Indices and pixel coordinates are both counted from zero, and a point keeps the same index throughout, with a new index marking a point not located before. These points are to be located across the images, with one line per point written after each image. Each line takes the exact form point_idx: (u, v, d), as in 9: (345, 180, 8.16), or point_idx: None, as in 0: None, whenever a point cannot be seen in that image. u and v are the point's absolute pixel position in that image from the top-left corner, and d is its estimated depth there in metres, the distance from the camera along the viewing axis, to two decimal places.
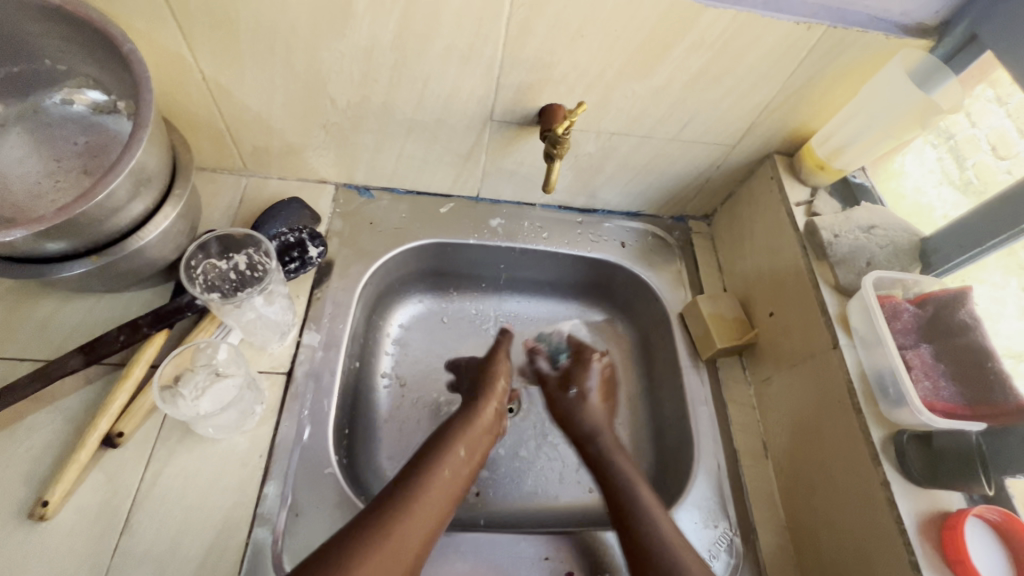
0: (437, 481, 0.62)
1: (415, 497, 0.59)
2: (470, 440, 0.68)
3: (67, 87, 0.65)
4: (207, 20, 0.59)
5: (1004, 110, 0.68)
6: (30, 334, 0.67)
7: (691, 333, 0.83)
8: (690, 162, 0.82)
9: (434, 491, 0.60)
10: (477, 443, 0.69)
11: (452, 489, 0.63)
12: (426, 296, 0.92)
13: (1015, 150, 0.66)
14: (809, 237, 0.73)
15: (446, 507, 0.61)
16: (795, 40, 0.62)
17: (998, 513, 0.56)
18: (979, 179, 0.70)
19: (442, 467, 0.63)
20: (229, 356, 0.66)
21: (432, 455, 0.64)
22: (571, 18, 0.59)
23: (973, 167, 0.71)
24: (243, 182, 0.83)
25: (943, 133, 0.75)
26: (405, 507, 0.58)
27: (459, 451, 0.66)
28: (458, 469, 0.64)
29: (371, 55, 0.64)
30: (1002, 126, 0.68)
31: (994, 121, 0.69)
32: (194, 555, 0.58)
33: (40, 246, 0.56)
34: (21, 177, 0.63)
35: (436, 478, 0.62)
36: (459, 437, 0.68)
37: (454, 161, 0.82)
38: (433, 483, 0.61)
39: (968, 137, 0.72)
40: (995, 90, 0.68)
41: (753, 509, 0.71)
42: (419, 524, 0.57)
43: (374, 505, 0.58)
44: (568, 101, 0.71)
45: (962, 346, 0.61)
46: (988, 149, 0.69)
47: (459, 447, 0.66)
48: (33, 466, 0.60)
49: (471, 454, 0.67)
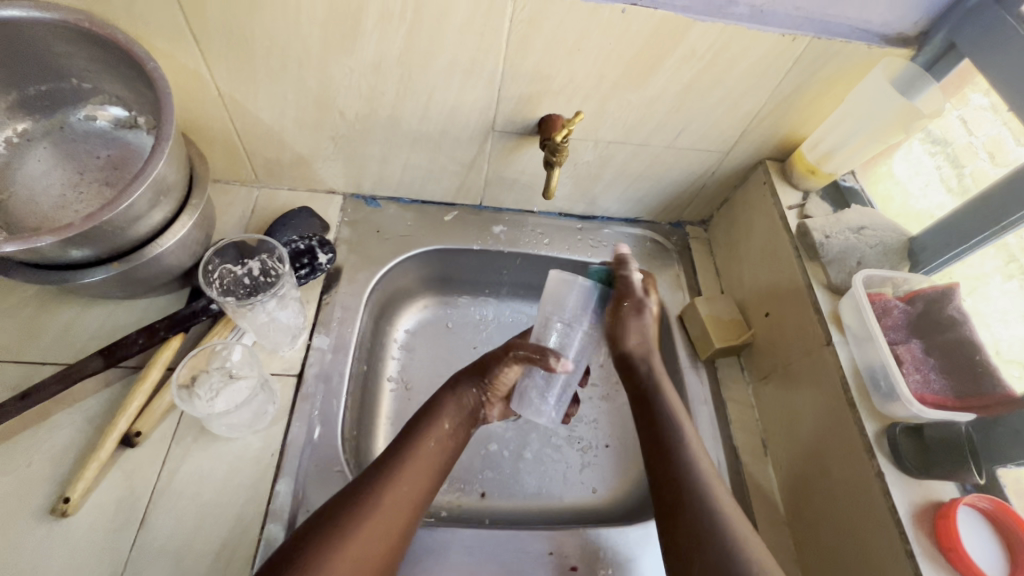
0: (420, 459, 0.63)
1: (398, 475, 0.60)
2: (454, 413, 0.68)
3: (92, 104, 0.68)
4: (224, 38, 0.63)
5: (999, 118, 0.69)
6: (52, 339, 0.70)
7: (690, 334, 0.85)
8: (686, 169, 0.85)
9: (413, 469, 0.61)
10: (464, 420, 0.69)
11: (434, 466, 0.64)
12: (431, 302, 0.94)
13: (1009, 157, 0.66)
14: (802, 238, 0.75)
15: (429, 484, 0.62)
16: (781, 51, 0.65)
17: (990, 501, 0.58)
18: (975, 185, 0.70)
19: (426, 442, 0.64)
20: (243, 358, 0.70)
21: (415, 432, 0.65)
22: (568, 33, 0.63)
23: (971, 174, 0.72)
24: (256, 193, 0.87)
25: (942, 141, 0.76)
26: (377, 495, 0.58)
27: (443, 426, 0.67)
28: (446, 441, 0.66)
29: (378, 70, 0.68)
30: (997, 134, 0.69)
31: (989, 129, 0.70)
32: (208, 551, 0.60)
33: (65, 253, 0.59)
34: (47, 190, 0.67)
35: (421, 451, 0.63)
36: (443, 414, 0.68)
37: (458, 170, 0.85)
38: (415, 462, 0.62)
39: (966, 145, 0.73)
40: (989, 97, 0.70)
41: (754, 505, 0.73)
42: (399, 507, 0.58)
43: (348, 489, 0.58)
44: (567, 111, 0.74)
45: (951, 341, 0.63)
46: (985, 156, 0.70)
47: (446, 422, 0.67)
48: (55, 465, 0.62)
49: (459, 428, 0.68)
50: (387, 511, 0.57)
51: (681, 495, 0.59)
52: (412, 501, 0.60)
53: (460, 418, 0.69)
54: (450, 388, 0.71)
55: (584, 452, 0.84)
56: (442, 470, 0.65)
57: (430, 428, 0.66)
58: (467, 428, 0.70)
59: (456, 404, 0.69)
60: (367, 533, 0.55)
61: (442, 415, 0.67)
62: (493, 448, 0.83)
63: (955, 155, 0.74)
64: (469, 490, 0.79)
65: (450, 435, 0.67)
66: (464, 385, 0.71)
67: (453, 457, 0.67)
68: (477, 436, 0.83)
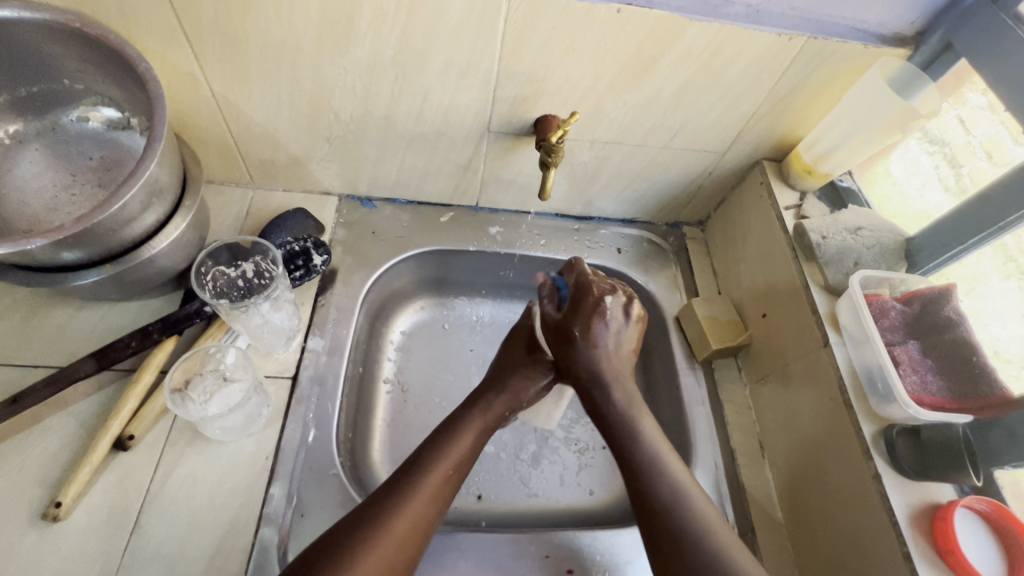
0: (442, 475, 0.60)
1: (417, 493, 0.57)
2: (477, 431, 0.66)
3: (84, 105, 0.68)
4: (216, 39, 0.63)
5: (997, 117, 0.69)
6: (45, 341, 0.69)
7: (687, 335, 0.85)
8: (683, 170, 0.85)
9: (434, 487, 0.59)
10: (484, 437, 0.67)
11: (452, 484, 0.61)
12: (427, 303, 0.94)
13: (1007, 157, 0.66)
14: (798, 239, 0.75)
15: (445, 502, 0.60)
16: (777, 51, 0.65)
17: (987, 503, 0.58)
18: (973, 184, 0.70)
19: (448, 459, 0.61)
20: (237, 360, 0.69)
21: (436, 447, 0.62)
22: (563, 33, 0.62)
23: (968, 174, 0.71)
24: (251, 194, 0.86)
25: (940, 141, 0.76)
26: (394, 513, 0.55)
27: (466, 442, 0.64)
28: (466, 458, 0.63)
29: (372, 70, 0.67)
30: (996, 133, 0.69)
31: (988, 128, 0.70)
32: (202, 555, 0.60)
33: (57, 255, 0.59)
34: (39, 192, 0.66)
35: (442, 467, 0.61)
36: (465, 431, 0.65)
37: (454, 171, 0.84)
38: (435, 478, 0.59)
39: (964, 145, 0.73)
40: (988, 97, 0.70)
41: (751, 507, 0.72)
42: (415, 527, 0.56)
43: (359, 511, 0.55)
44: (563, 111, 0.73)
45: (948, 342, 0.63)
46: (983, 155, 0.70)
47: (466, 441, 0.64)
48: (47, 469, 0.62)
49: (478, 447, 0.65)
50: (398, 538, 0.54)
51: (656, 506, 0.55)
52: (424, 525, 0.57)
53: (481, 436, 0.66)
54: (474, 405, 0.69)
55: (581, 454, 0.84)
56: (455, 492, 0.62)
57: (448, 448, 0.62)
58: (485, 446, 0.67)
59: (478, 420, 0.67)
60: (382, 554, 0.53)
61: (462, 433, 0.65)
62: (489, 450, 0.82)
63: (953, 155, 0.74)
64: (465, 492, 0.78)
65: (470, 451, 0.64)
66: (491, 403, 0.69)
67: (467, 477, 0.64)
68: None
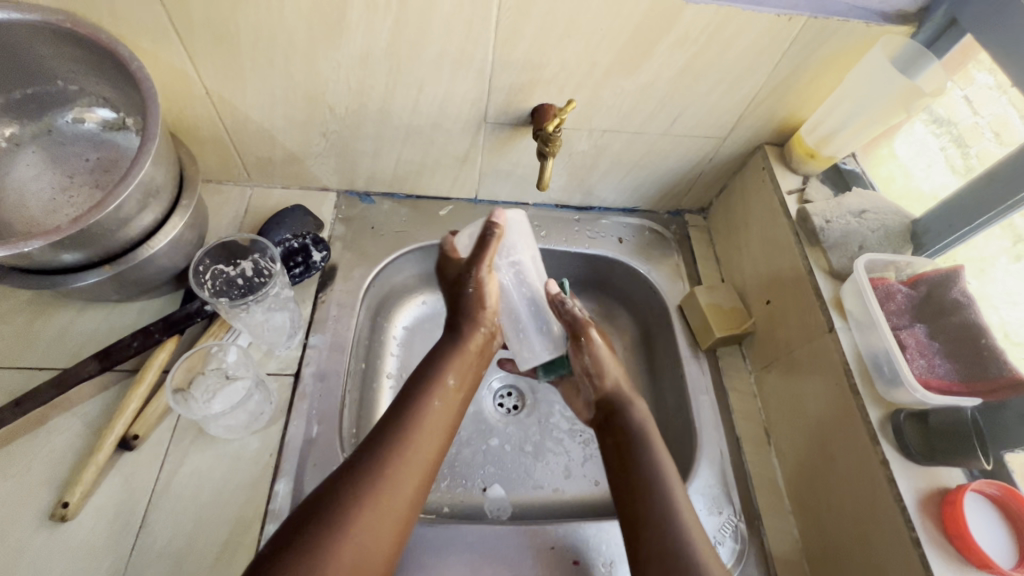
0: (429, 415, 0.62)
1: (409, 435, 0.60)
2: (461, 366, 0.68)
3: (78, 106, 0.68)
4: (208, 36, 0.62)
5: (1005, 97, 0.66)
6: (49, 344, 0.70)
7: (690, 323, 0.84)
8: (684, 156, 0.84)
9: (427, 424, 0.61)
10: (471, 362, 0.69)
11: (445, 419, 0.63)
12: (430, 297, 0.94)
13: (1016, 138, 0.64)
14: (802, 224, 0.74)
15: (440, 437, 0.62)
16: (777, 32, 0.64)
17: (998, 487, 0.57)
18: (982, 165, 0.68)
19: (432, 401, 0.63)
20: (238, 359, 0.70)
21: (422, 388, 0.64)
22: (557, 21, 0.62)
23: (977, 155, 0.70)
24: (249, 192, 0.86)
25: (946, 123, 0.74)
26: (388, 457, 0.57)
27: (448, 380, 0.66)
28: (452, 398, 0.65)
29: (365, 64, 0.67)
30: (1004, 112, 0.66)
31: (996, 108, 0.67)
32: (210, 551, 0.60)
33: (55, 257, 0.59)
34: (36, 195, 0.66)
35: (430, 406, 0.63)
36: (451, 364, 0.67)
37: (452, 164, 0.84)
38: (425, 420, 0.61)
39: (971, 126, 0.71)
40: (997, 78, 0.67)
41: (757, 493, 0.72)
42: (411, 465, 0.58)
43: (356, 454, 0.58)
44: (559, 100, 0.73)
45: (956, 325, 0.61)
46: (991, 136, 0.68)
47: (451, 376, 0.66)
48: (53, 470, 0.62)
49: (464, 380, 0.67)
50: (397, 473, 0.57)
51: (644, 503, 0.59)
52: (424, 461, 0.59)
53: (467, 365, 0.69)
54: (454, 337, 0.70)
55: (587, 445, 0.84)
56: (452, 427, 0.64)
57: (434, 382, 0.65)
58: (472, 369, 0.70)
59: (463, 352, 0.69)
60: (382, 497, 0.55)
61: (448, 370, 0.66)
62: (493, 443, 0.82)
63: (960, 136, 0.72)
64: (470, 485, 0.78)
65: (454, 390, 0.66)
66: (465, 329, 0.70)
67: (460, 412, 0.67)
68: (472, 434, 0.82)
